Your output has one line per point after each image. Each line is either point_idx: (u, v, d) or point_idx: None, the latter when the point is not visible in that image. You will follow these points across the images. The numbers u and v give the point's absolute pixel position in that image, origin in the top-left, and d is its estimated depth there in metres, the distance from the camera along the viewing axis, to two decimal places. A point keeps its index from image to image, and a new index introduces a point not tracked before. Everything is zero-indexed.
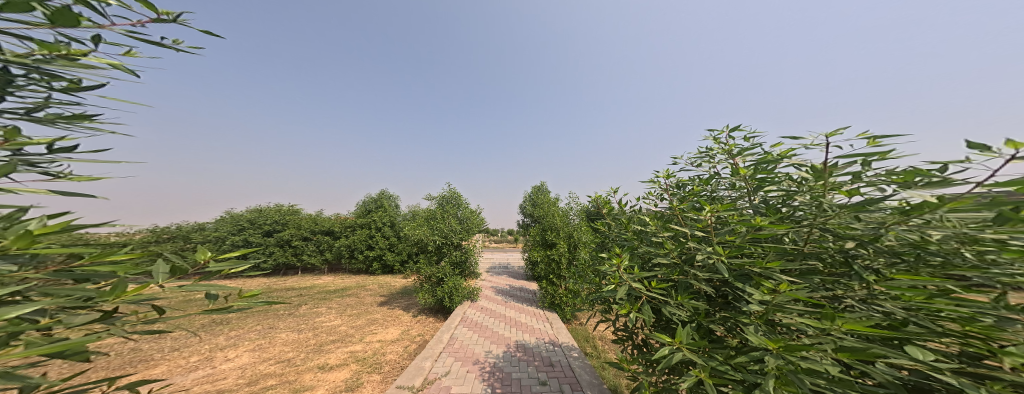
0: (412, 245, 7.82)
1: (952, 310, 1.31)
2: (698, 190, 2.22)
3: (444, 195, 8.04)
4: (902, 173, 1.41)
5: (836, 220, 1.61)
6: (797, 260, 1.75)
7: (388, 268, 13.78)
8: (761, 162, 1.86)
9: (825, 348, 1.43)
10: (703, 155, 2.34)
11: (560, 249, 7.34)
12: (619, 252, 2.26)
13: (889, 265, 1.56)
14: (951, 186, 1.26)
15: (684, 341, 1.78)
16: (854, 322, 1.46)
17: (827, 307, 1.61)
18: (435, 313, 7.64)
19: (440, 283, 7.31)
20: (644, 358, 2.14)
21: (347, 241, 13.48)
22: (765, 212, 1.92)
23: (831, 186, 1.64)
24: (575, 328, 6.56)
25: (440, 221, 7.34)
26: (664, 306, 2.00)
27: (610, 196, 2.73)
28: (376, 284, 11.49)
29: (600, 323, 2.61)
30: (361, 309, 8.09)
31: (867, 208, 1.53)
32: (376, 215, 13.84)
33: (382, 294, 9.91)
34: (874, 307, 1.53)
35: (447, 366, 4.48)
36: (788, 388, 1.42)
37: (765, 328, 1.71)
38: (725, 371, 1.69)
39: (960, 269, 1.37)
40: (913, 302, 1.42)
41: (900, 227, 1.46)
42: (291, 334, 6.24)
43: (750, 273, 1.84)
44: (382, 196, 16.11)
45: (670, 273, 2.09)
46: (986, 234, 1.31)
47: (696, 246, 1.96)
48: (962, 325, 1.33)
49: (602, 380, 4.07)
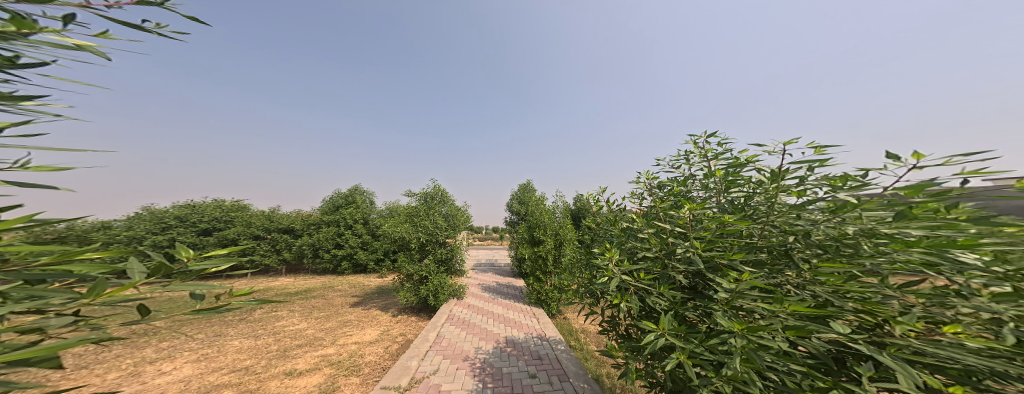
0: (390, 243, 7.62)
1: (860, 292, 1.54)
2: (677, 190, 2.34)
3: (427, 191, 7.72)
4: (835, 178, 1.62)
5: (782, 219, 1.80)
6: (754, 252, 1.91)
7: (360, 268, 13.36)
8: (731, 165, 2.02)
9: (777, 328, 1.61)
10: (683, 158, 2.46)
11: (547, 246, 7.44)
12: (609, 247, 2.34)
13: (815, 255, 1.74)
14: (865, 190, 1.47)
15: (666, 327, 1.90)
16: (796, 304, 1.65)
17: (776, 293, 1.79)
18: (417, 312, 7.54)
19: (423, 281, 7.19)
20: (629, 346, 2.25)
21: (311, 240, 12.81)
22: (730, 210, 2.07)
23: (782, 189, 1.81)
24: (560, 323, 6.70)
25: (424, 218, 7.20)
26: (648, 296, 2.11)
27: (599, 195, 2.83)
28: (345, 284, 11.08)
29: (589, 315, 2.67)
30: (330, 310, 7.81)
31: (807, 207, 1.72)
32: (345, 213, 13.31)
33: (355, 294, 9.60)
34: (808, 291, 1.74)
35: (435, 364, 4.44)
36: (751, 364, 1.59)
37: (730, 313, 1.86)
38: (701, 353, 1.83)
39: (861, 258, 1.58)
40: (834, 285, 1.64)
41: (826, 224, 1.66)
42: (246, 341, 5.87)
43: (718, 264, 1.98)
44: (355, 192, 15.37)
45: (653, 266, 2.20)
46: (882, 228, 1.50)
47: (675, 241, 2.08)
48: (861, 304, 1.59)
49: (587, 371, 4.22)
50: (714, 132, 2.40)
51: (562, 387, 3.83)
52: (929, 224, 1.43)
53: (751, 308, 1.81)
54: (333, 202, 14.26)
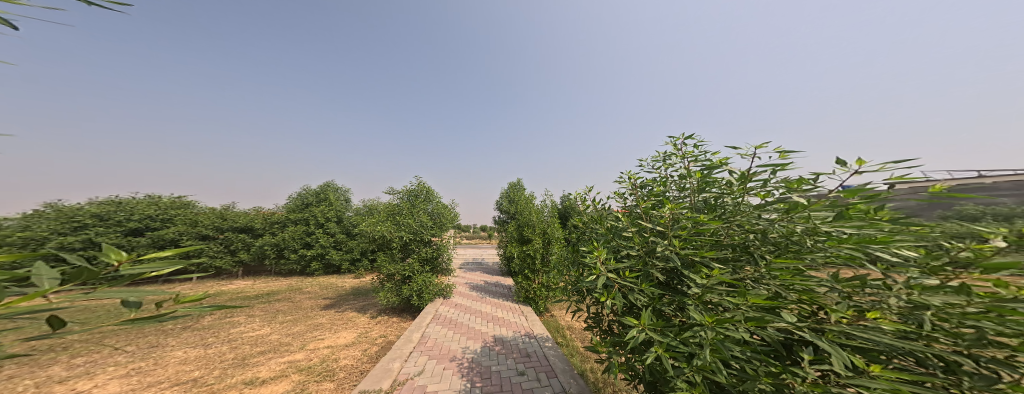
0: (368, 242, 7.40)
1: (808, 285, 1.71)
2: (657, 190, 2.44)
3: (411, 189, 7.52)
4: (793, 181, 1.78)
5: (745, 218, 1.96)
6: (722, 249, 2.04)
7: (332, 268, 12.81)
8: (707, 167, 2.14)
9: (740, 319, 1.75)
10: (663, 159, 2.57)
11: (535, 245, 7.53)
12: (596, 245, 2.39)
13: (771, 252, 1.89)
14: (812, 192, 1.65)
15: (647, 323, 1.98)
16: (755, 297, 1.81)
17: (740, 287, 1.93)
18: (398, 313, 7.39)
19: (406, 281, 7.03)
20: (611, 341, 2.30)
21: (275, 239, 11.97)
22: (705, 210, 2.20)
23: (746, 190, 1.96)
24: (548, 320, 6.79)
25: (407, 216, 7.03)
26: (630, 293, 2.17)
27: (586, 194, 2.88)
28: (315, 286, 10.57)
29: (575, 312, 2.68)
30: (298, 314, 7.45)
31: (766, 207, 1.87)
32: (316, 211, 12.69)
33: (325, 296, 9.22)
34: (765, 286, 1.89)
35: (420, 365, 4.36)
36: (720, 355, 1.71)
37: (701, 307, 1.97)
38: (677, 346, 1.92)
39: (802, 253, 1.78)
40: (788, 280, 1.80)
41: (781, 222, 1.83)
42: (191, 351, 5.35)
43: (692, 261, 2.09)
44: (327, 188, 14.69)
45: (636, 263, 2.27)
46: (825, 227, 1.68)
47: (656, 239, 2.16)
48: (802, 295, 1.79)
49: (573, 366, 4.31)
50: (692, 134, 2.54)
51: (550, 384, 3.88)
52: (858, 223, 1.65)
53: (719, 301, 1.93)
54: (302, 199, 13.50)
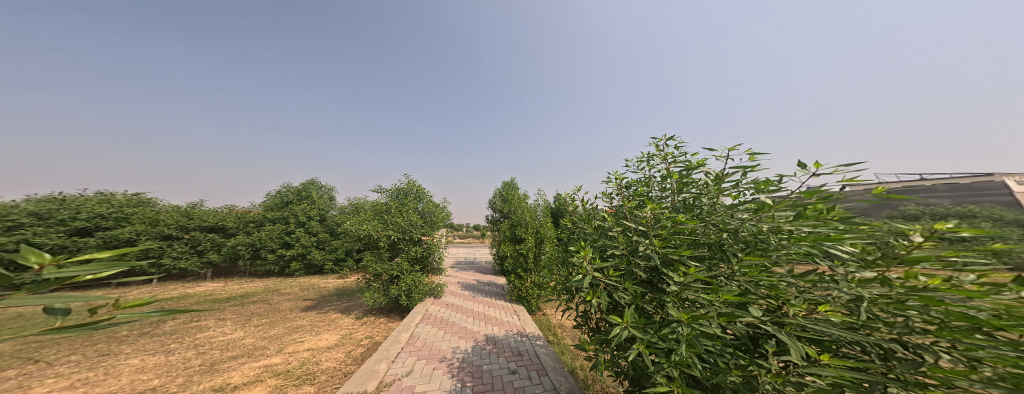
0: (353, 242, 7.23)
1: (774, 281, 1.82)
2: (641, 190, 2.50)
3: (401, 187, 7.37)
4: (761, 182, 1.89)
5: (720, 217, 2.06)
6: (698, 248, 2.13)
7: (312, 269, 12.42)
8: (685, 168, 2.23)
9: (713, 315, 1.84)
10: (647, 160, 2.65)
11: (528, 244, 7.58)
12: (583, 245, 2.43)
13: (743, 250, 1.99)
14: (777, 194, 1.77)
15: (629, 320, 2.05)
16: (726, 293, 1.91)
17: (713, 284, 2.03)
18: (386, 313, 7.26)
19: (394, 281, 6.92)
20: (598, 339, 2.36)
21: (250, 238, 11.40)
22: (683, 209, 2.29)
23: (720, 191, 2.06)
24: (540, 319, 6.82)
25: (396, 215, 6.90)
26: (615, 291, 2.23)
27: (574, 194, 2.92)
28: (294, 288, 10.22)
29: (565, 311, 2.71)
30: (275, 316, 7.19)
31: (738, 208, 1.98)
32: (296, 209, 12.25)
33: (306, 298, 8.94)
34: (736, 282, 2.00)
35: (408, 366, 4.29)
36: (694, 349, 1.80)
37: (678, 304, 2.05)
38: (657, 342, 2.01)
39: (769, 251, 1.89)
40: (756, 277, 1.91)
41: (751, 221, 1.94)
42: (150, 359, 5.02)
43: (670, 260, 2.16)
44: (309, 186, 14.18)
45: (621, 262, 2.32)
46: (788, 226, 1.80)
47: (639, 238, 2.23)
48: (769, 290, 1.90)
49: (563, 364, 4.34)
50: (673, 135, 2.63)
51: (541, 382, 3.90)
52: (813, 222, 1.79)
53: (695, 298, 2.02)
54: (280, 197, 12.98)
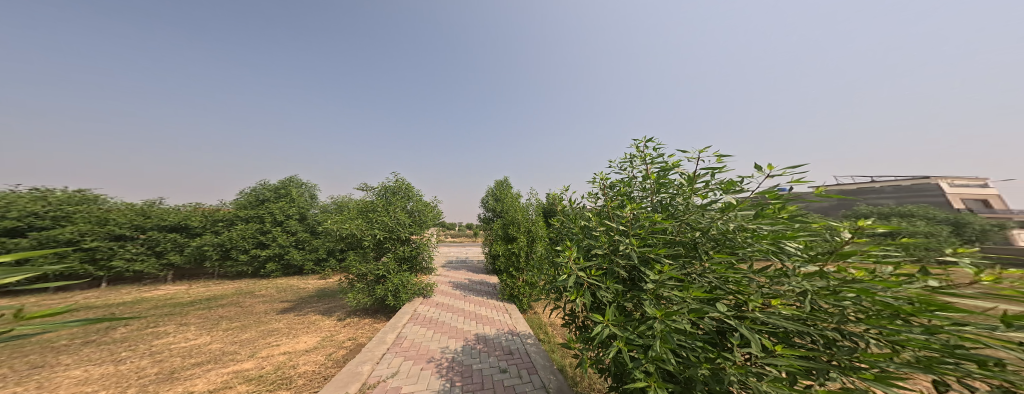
0: (335, 241, 7.02)
1: (739, 278, 1.95)
2: (623, 190, 2.59)
3: (388, 185, 7.20)
4: (726, 183, 2.03)
5: (693, 217, 2.18)
6: (673, 247, 2.23)
7: (290, 270, 11.94)
8: (662, 169, 2.36)
9: (684, 311, 1.94)
10: (628, 161, 2.76)
11: (520, 243, 7.65)
12: (569, 244, 2.48)
13: (713, 248, 2.12)
14: (739, 194, 1.92)
15: (610, 318, 2.13)
16: (697, 290, 2.02)
17: (686, 281, 2.13)
18: (370, 314, 7.10)
19: (381, 281, 6.78)
20: (583, 337, 2.41)
21: (219, 238, 10.79)
22: (660, 209, 2.40)
23: (692, 192, 2.20)
24: (531, 318, 6.86)
25: (383, 214, 6.74)
26: (597, 290, 2.28)
27: (562, 194, 2.97)
28: (269, 290, 9.82)
29: (552, 310, 2.74)
30: (248, 319, 6.87)
31: (708, 208, 2.11)
32: (274, 207, 11.75)
33: (285, 299, 8.62)
34: (706, 279, 2.10)
35: (394, 367, 4.22)
36: (667, 344, 1.90)
37: (654, 301, 2.14)
38: (635, 339, 2.09)
39: (735, 248, 2.04)
40: (723, 274, 2.02)
41: (719, 220, 2.07)
42: (98, 369, 4.66)
43: (648, 258, 2.25)
44: (288, 183, 13.61)
45: (603, 261, 2.39)
46: (750, 225, 1.95)
47: (619, 238, 2.31)
48: (735, 286, 2.02)
49: (553, 362, 4.39)
50: (652, 138, 2.74)
51: (530, 380, 3.92)
52: (771, 221, 1.92)
53: (669, 295, 2.10)
54: (257, 195, 12.40)
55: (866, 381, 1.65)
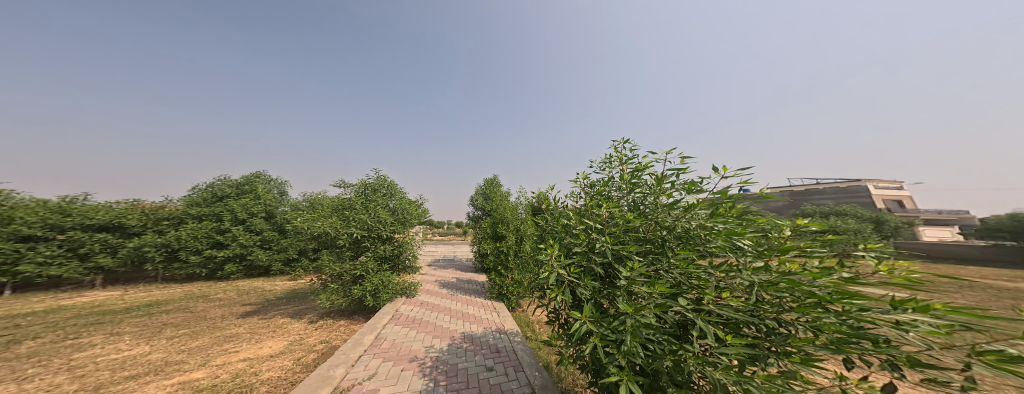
0: (307, 240, 6.67)
1: (700, 274, 2.08)
2: (601, 189, 2.69)
3: (367, 182, 6.95)
4: (689, 184, 2.20)
5: (661, 215, 2.32)
6: (643, 244, 2.35)
7: (253, 271, 11.22)
8: (635, 170, 2.48)
9: (651, 306, 2.04)
10: (607, 162, 2.86)
11: (509, 242, 7.70)
12: (551, 242, 2.53)
13: (677, 245, 2.25)
14: (699, 194, 2.09)
15: (587, 315, 2.19)
16: (662, 285, 2.13)
17: (654, 278, 2.25)
18: (346, 315, 6.83)
19: (358, 281, 6.54)
20: (563, 334, 2.47)
21: (163, 238, 9.81)
22: (633, 208, 2.52)
23: (660, 191, 2.34)
24: (519, 316, 6.88)
25: (361, 212, 6.49)
26: (576, 287, 2.34)
27: (546, 193, 3.02)
28: (228, 293, 9.15)
29: (537, 308, 2.77)
30: (199, 326, 6.36)
31: (673, 207, 2.26)
32: (233, 205, 10.94)
33: (252, 302, 8.10)
34: (672, 275, 2.23)
35: (370, 369, 4.08)
36: (636, 338, 1.99)
37: (626, 297, 2.23)
38: (608, 334, 2.17)
39: (697, 245, 2.18)
40: (686, 269, 2.16)
41: (684, 219, 2.22)
42: (14, 386, 4.14)
43: (621, 255, 2.35)
44: (253, 178, 12.69)
45: (582, 259, 2.45)
46: (708, 223, 2.11)
47: (596, 236, 2.40)
48: (697, 281, 2.15)
49: (539, 359, 4.43)
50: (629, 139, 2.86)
51: (517, 377, 3.94)
52: (724, 219, 2.10)
53: (639, 291, 2.21)
54: (214, 191, 11.46)
55: (796, 364, 1.82)
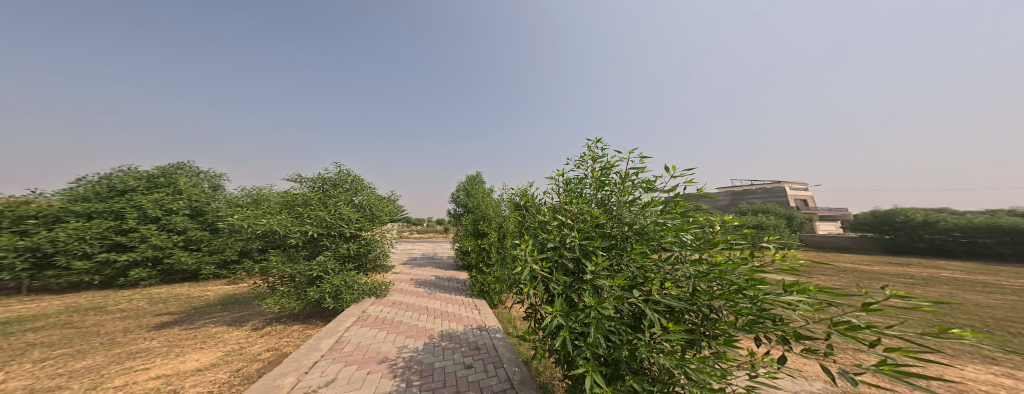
0: (247, 240, 5.96)
1: (651, 266, 2.27)
2: (574, 186, 2.80)
3: (328, 177, 6.43)
4: (645, 183, 2.40)
5: (623, 212, 2.48)
6: (608, 240, 2.49)
7: (171, 276, 9.87)
8: (603, 168, 2.61)
9: (611, 297, 2.19)
10: (580, 160, 2.97)
11: (491, 239, 7.66)
12: (526, 238, 2.57)
13: (633, 240, 2.44)
14: (651, 192, 2.31)
15: (557, 309, 2.27)
16: (620, 279, 2.28)
17: (615, 272, 2.39)
18: (303, 319, 6.31)
19: (315, 283, 6.06)
20: (537, 329, 2.53)
21: (28, 241, 7.97)
22: (601, 205, 2.65)
23: (624, 189, 2.52)
24: (501, 312, 6.86)
25: (318, 209, 5.97)
26: (548, 282, 2.41)
27: (525, 189, 3.06)
28: (137, 302, 7.86)
29: (515, 304, 2.78)
30: (92, 342, 5.37)
31: (633, 204, 2.45)
32: (141, 200, 9.29)
33: (176, 311, 7.10)
34: (630, 268, 2.40)
35: (328, 375, 3.81)
36: (597, 328, 2.12)
37: (591, 291, 2.35)
38: (574, 327, 2.28)
39: (650, 240, 2.38)
40: (639, 263, 2.34)
41: (641, 215, 2.41)
42: None
43: (587, 250, 2.46)
44: (168, 171, 10.72)
45: (554, 255, 2.51)
46: (659, 219, 2.33)
47: (567, 232, 2.49)
48: (648, 274, 2.35)
49: (519, 355, 4.48)
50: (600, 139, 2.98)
51: (496, 374, 3.95)
52: (674, 216, 2.32)
53: (601, 285, 2.34)
54: (112, 183, 9.57)
55: (722, 345, 2.08)
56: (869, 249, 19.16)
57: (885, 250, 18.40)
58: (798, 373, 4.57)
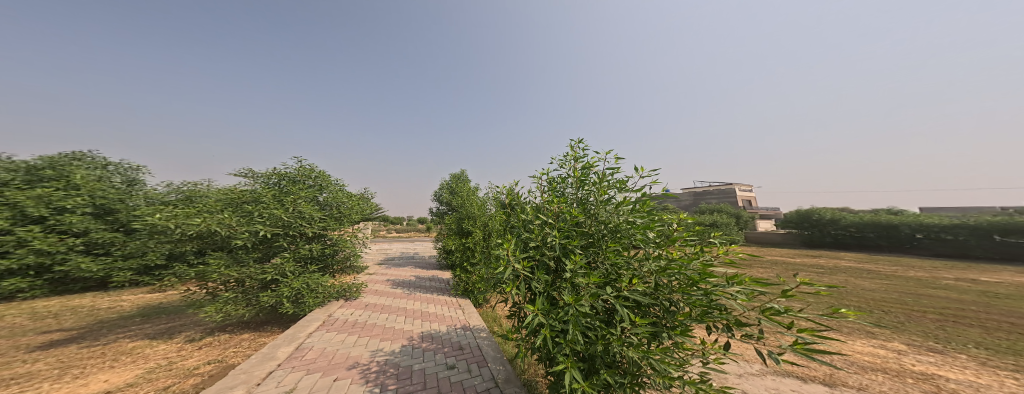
0: (178, 242, 5.28)
1: (622, 262, 2.39)
2: (555, 185, 2.85)
3: (285, 173, 5.92)
4: (618, 183, 2.53)
5: (600, 210, 2.58)
6: (586, 238, 2.57)
7: (66, 286, 8.44)
8: (583, 168, 2.68)
9: (587, 294, 2.27)
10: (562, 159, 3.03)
11: (476, 237, 7.56)
12: (509, 238, 2.58)
13: (607, 238, 2.54)
14: (623, 192, 2.43)
15: (538, 308, 2.31)
16: (595, 276, 2.37)
17: (591, 269, 2.48)
18: (255, 327, 5.76)
19: (270, 288, 5.55)
20: (519, 327, 2.55)
21: None
22: (579, 204, 2.74)
23: (600, 189, 2.62)
24: (485, 311, 6.81)
25: (272, 207, 5.44)
26: (530, 281, 2.44)
27: (509, 188, 3.05)
28: (21, 316, 6.64)
29: (501, 304, 2.77)
30: None
31: (608, 203, 2.56)
32: (17, 197, 7.62)
33: (75, 326, 6.09)
34: (605, 265, 2.50)
35: (288, 384, 3.51)
36: (574, 324, 2.19)
37: (570, 288, 2.41)
38: (553, 324, 2.33)
39: (621, 237, 2.50)
40: (610, 260, 2.45)
41: (615, 214, 2.53)
42: None
43: (567, 248, 2.52)
44: (62, 163, 9.01)
45: (536, 254, 2.54)
46: (631, 218, 2.46)
47: (548, 231, 2.54)
48: (619, 270, 2.46)
49: (503, 353, 4.47)
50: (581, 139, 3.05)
51: (480, 373, 3.90)
52: (644, 215, 2.46)
53: (577, 282, 2.41)
54: None
55: (682, 336, 2.24)
56: (794, 244, 22.08)
57: (804, 244, 21.30)
58: (740, 357, 5.10)
